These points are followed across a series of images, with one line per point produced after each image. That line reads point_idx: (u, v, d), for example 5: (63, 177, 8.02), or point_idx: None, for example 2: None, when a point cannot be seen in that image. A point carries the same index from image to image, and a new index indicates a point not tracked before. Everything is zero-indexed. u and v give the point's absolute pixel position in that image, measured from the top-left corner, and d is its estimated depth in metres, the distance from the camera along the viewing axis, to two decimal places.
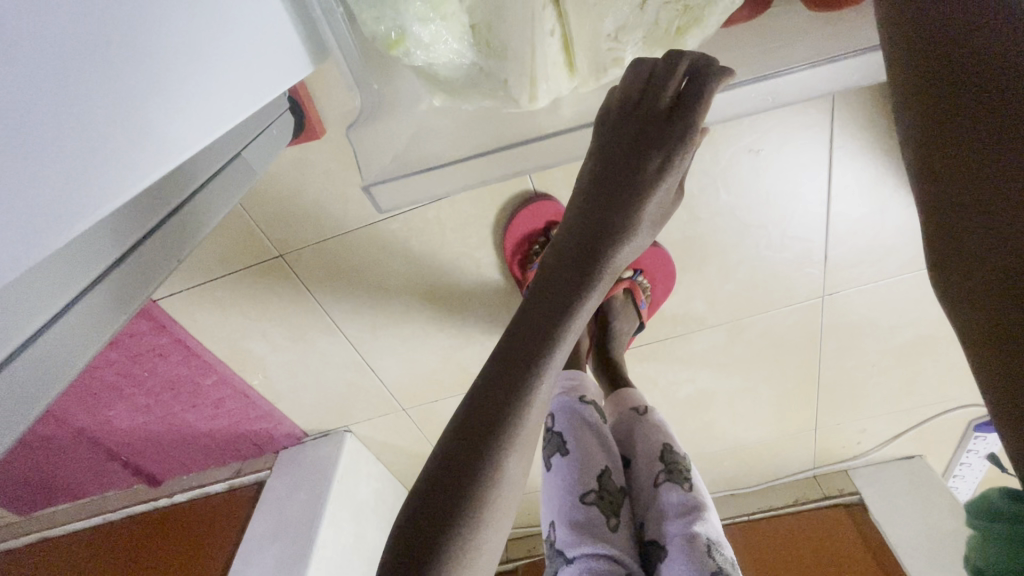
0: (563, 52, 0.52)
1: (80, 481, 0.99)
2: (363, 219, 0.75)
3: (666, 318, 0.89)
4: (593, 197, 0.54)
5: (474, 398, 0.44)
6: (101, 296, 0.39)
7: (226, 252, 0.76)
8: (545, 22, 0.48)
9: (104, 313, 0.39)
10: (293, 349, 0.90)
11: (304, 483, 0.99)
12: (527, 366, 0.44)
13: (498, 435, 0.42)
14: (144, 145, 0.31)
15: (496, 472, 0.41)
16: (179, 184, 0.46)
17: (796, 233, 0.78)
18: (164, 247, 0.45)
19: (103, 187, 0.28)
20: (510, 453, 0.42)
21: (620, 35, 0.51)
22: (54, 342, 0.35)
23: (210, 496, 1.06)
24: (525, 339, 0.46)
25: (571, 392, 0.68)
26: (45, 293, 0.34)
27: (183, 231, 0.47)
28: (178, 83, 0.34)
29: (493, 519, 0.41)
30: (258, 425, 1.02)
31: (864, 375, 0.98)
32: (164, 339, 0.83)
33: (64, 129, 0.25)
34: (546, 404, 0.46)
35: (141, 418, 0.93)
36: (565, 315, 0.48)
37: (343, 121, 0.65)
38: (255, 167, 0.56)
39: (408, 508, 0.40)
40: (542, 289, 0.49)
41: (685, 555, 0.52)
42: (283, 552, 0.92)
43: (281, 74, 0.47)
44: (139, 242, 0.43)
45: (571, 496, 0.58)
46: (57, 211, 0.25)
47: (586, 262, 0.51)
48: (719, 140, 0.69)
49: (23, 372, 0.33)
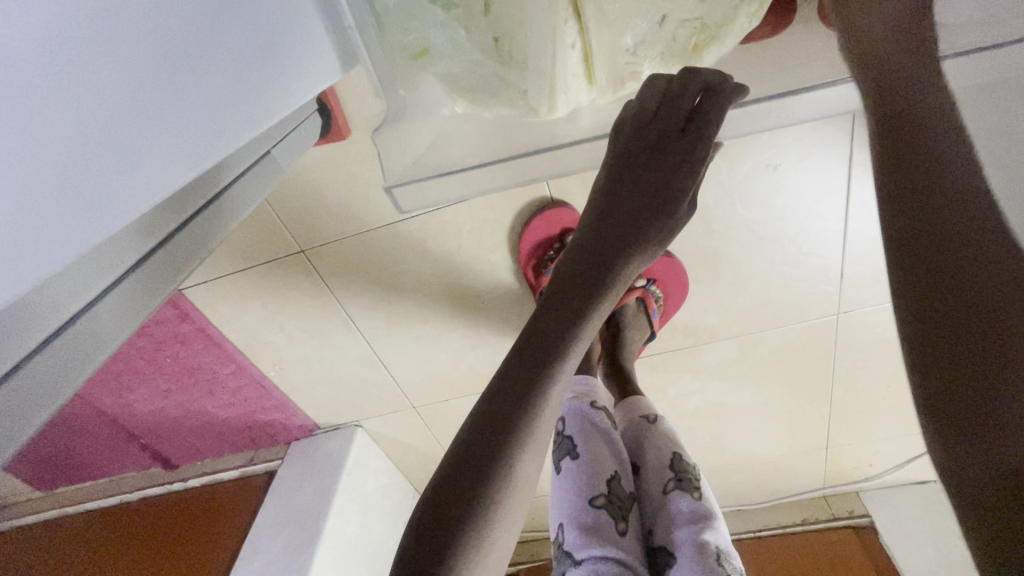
0: (582, 64, 0.52)
1: (102, 459, 1.04)
2: (384, 218, 0.77)
3: (677, 328, 0.89)
4: (606, 212, 0.56)
5: (485, 407, 0.44)
6: (127, 291, 0.41)
7: (249, 246, 0.79)
8: (566, 36, 0.49)
9: (129, 305, 0.41)
10: (309, 343, 0.92)
11: (315, 473, 1.01)
12: (538, 377, 0.45)
13: (515, 431, 0.43)
14: (180, 145, 0.32)
15: (511, 468, 0.42)
16: (202, 188, 0.47)
17: (811, 249, 0.78)
18: (190, 243, 0.47)
19: (155, 175, 0.30)
20: (519, 463, 0.43)
21: (639, 49, 0.51)
22: (84, 332, 0.37)
23: (222, 483, 1.09)
24: (536, 350, 0.47)
25: (583, 397, 0.69)
26: (73, 286, 0.35)
27: (209, 228, 0.49)
28: (223, 84, 0.36)
29: (503, 529, 0.42)
30: (272, 415, 1.04)
31: (878, 396, 0.97)
32: (186, 327, 0.87)
33: (100, 132, 0.26)
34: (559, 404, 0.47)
35: (160, 402, 0.97)
36: (576, 325, 0.49)
37: (367, 121, 0.67)
38: (283, 165, 0.58)
39: (418, 516, 0.40)
40: (554, 298, 0.50)
41: (695, 561, 0.53)
42: (290, 541, 0.93)
43: (309, 83, 0.48)
44: (167, 237, 0.45)
45: (581, 499, 0.59)
46: (93, 207, 0.26)
47: (602, 268, 0.52)
48: (737, 154, 0.69)
49: (55, 359, 0.34)
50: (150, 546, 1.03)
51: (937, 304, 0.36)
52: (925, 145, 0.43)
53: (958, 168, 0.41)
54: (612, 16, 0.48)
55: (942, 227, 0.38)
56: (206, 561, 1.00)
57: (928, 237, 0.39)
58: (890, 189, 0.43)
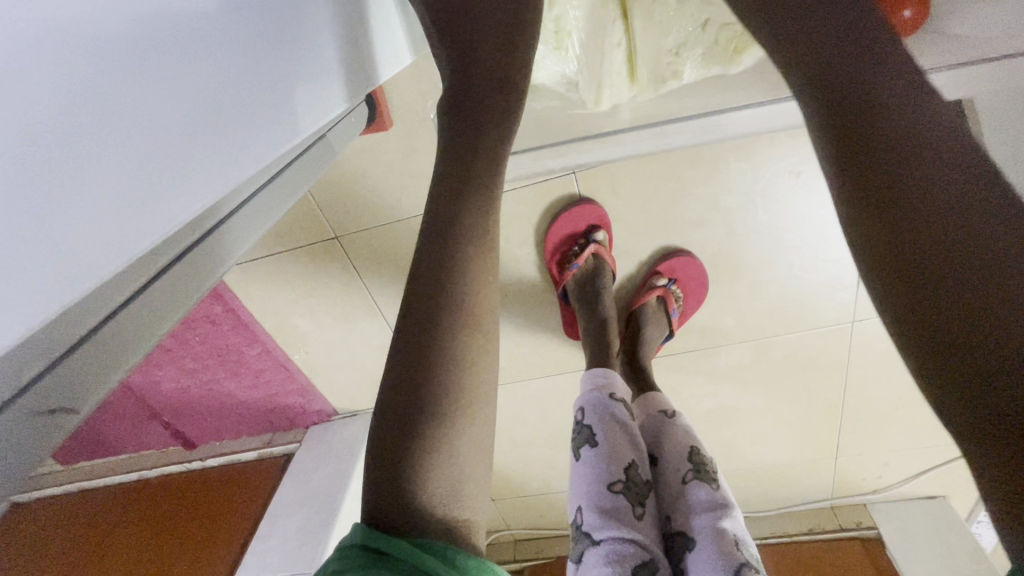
0: (627, 64, 0.59)
1: (126, 435, 1.07)
2: (417, 208, 0.80)
3: (694, 329, 0.91)
4: (459, 92, 0.52)
5: (402, 353, 0.42)
6: (175, 282, 0.31)
7: (287, 230, 0.83)
8: (613, 35, 0.57)
9: (173, 298, 0.31)
10: (335, 328, 0.95)
11: (331, 457, 1.03)
12: (442, 301, 0.43)
13: (421, 366, 0.41)
14: (261, 132, 0.35)
15: (432, 400, 0.40)
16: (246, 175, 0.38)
17: (829, 256, 0.80)
18: (241, 225, 0.38)
19: (244, 159, 0.33)
20: (449, 393, 0.41)
21: (681, 50, 0.56)
22: (117, 330, 0.27)
23: (241, 463, 1.10)
24: (429, 270, 0.44)
25: (602, 389, 0.71)
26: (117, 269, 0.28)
27: (265, 209, 0.41)
28: (291, 85, 0.40)
29: (464, 476, 0.40)
30: (292, 399, 1.07)
31: (889, 406, 0.98)
32: (218, 307, 0.90)
33: (191, 111, 0.29)
34: (460, 311, 0.44)
35: (185, 381, 1.00)
36: (459, 222, 0.45)
37: (410, 116, 0.71)
38: (334, 149, 0.55)
39: (372, 481, 0.38)
40: (437, 197, 0.46)
41: (714, 546, 0.54)
42: (307, 520, 0.95)
43: (357, 83, 0.52)
44: (223, 217, 0.37)
45: (600, 485, 0.61)
46: (190, 178, 0.29)
47: (468, 151, 0.48)
48: (760, 160, 0.72)
49: (82, 362, 0.25)
50: (163, 526, 1.02)
51: (935, 300, 0.31)
52: (874, 105, 0.37)
53: (924, 117, 0.36)
54: (659, 18, 0.55)
55: (905, 197, 0.34)
56: (218, 545, 0.99)
57: (894, 207, 0.34)
58: (846, 147, 0.37)
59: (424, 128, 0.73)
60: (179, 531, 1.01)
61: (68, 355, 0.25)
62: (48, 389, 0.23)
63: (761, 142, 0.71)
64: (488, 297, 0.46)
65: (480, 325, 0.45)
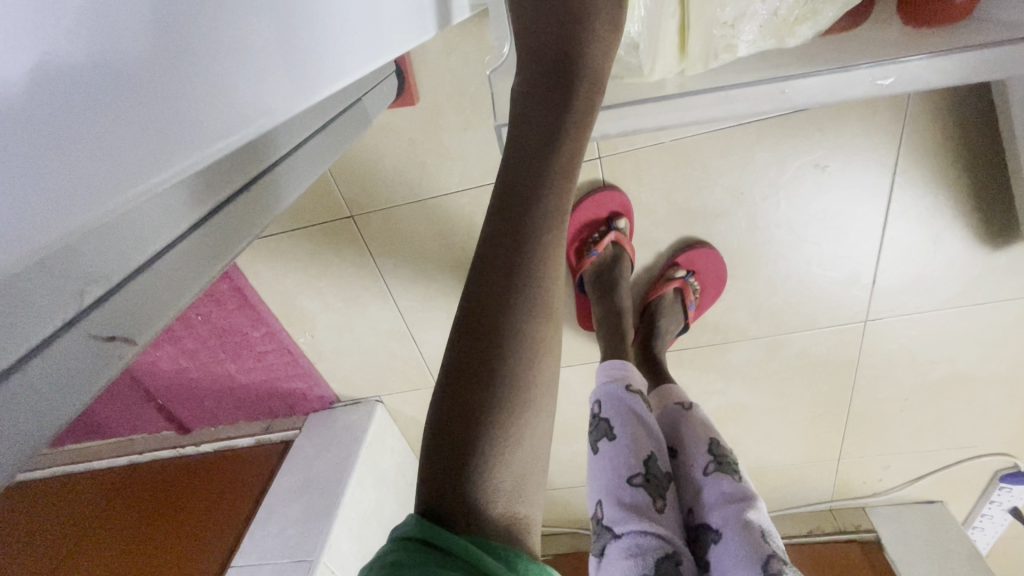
0: (679, 35, 0.55)
1: (119, 417, 1.05)
2: (437, 189, 0.78)
3: (708, 323, 0.91)
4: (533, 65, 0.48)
5: (463, 346, 0.40)
6: (207, 240, 0.29)
7: (302, 208, 0.82)
8: (668, 5, 0.53)
9: (204, 257, 0.28)
10: (344, 311, 0.93)
11: (333, 444, 1.00)
12: (512, 299, 0.41)
13: (488, 363, 0.40)
14: (319, 57, 0.31)
15: (499, 398, 0.39)
16: (284, 130, 0.35)
17: (847, 253, 0.80)
18: (268, 191, 0.35)
19: (298, 82, 0.29)
20: (515, 391, 0.40)
21: (738, 23, 0.53)
22: (161, 279, 0.25)
23: (237, 450, 1.07)
24: (499, 264, 0.42)
25: (618, 381, 0.68)
26: (164, 215, 0.25)
27: (293, 173, 0.38)
28: (361, 20, 0.36)
29: (525, 475, 0.39)
30: (293, 384, 1.04)
31: (894, 409, 0.99)
32: (225, 285, 0.88)
33: (250, 19, 0.25)
34: (534, 308, 0.42)
35: (185, 362, 0.97)
36: (534, 218, 0.43)
37: (438, 92, 0.70)
38: (369, 115, 0.54)
39: (424, 476, 0.37)
40: (506, 189, 0.44)
41: (741, 539, 0.53)
42: (309, 507, 0.92)
43: (424, 16, 0.48)
44: (255, 179, 0.33)
45: (619, 478, 0.59)
46: (240, 99, 0.25)
47: (546, 136, 0.45)
48: (785, 153, 0.73)
49: (125, 305, 0.23)
50: (147, 513, 0.97)
51: None
52: None
53: None
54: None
55: None
56: (205, 550, 0.92)
57: None
58: None
59: (451, 105, 0.71)
60: (164, 519, 0.96)
61: (112, 300, 0.22)
62: (106, 317, 0.22)
63: (788, 135, 0.72)
64: (557, 295, 0.44)
65: (550, 326, 0.43)
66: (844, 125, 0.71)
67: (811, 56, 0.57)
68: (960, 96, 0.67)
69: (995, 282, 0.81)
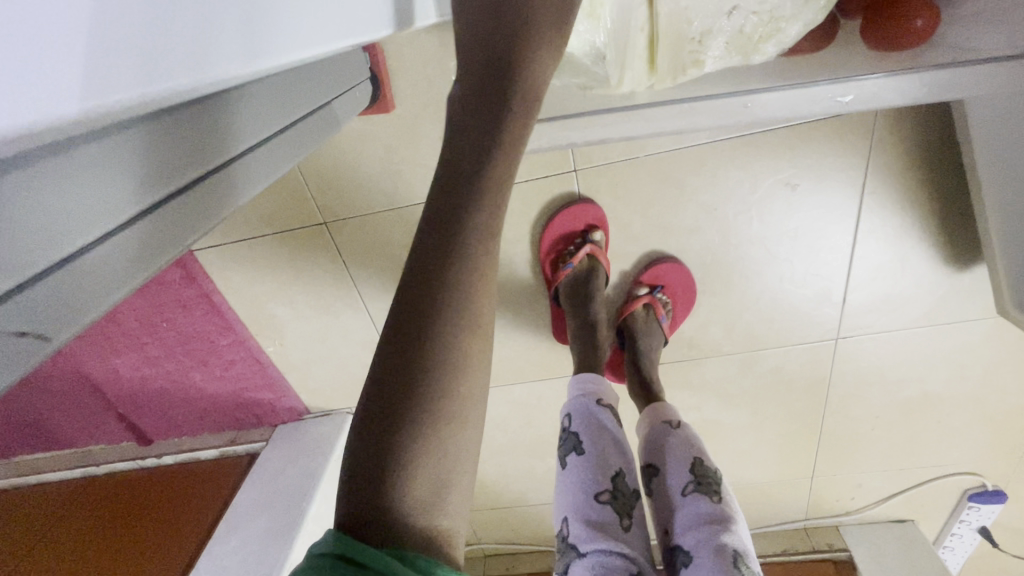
0: (647, 48, 0.56)
1: (75, 429, 1.00)
2: (413, 198, 0.78)
3: (683, 338, 0.91)
4: (476, 63, 0.47)
5: (393, 353, 0.39)
6: (143, 235, 0.27)
7: (273, 213, 0.80)
8: (637, 17, 0.54)
9: (138, 253, 0.27)
10: (315, 319, 0.91)
11: (299, 457, 0.97)
12: (441, 303, 0.40)
13: (415, 371, 0.39)
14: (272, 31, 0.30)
15: (428, 407, 0.38)
16: (241, 131, 0.35)
17: (818, 271, 0.81)
18: (221, 190, 0.34)
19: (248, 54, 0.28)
20: (443, 401, 0.39)
21: (704, 39, 0.54)
22: (85, 274, 0.24)
23: (200, 462, 1.03)
24: (431, 270, 0.41)
25: (589, 395, 0.68)
26: (96, 205, 0.24)
27: (252, 170, 0.37)
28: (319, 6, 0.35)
29: (454, 485, 0.38)
30: (261, 394, 1.01)
31: (866, 427, 1.00)
32: (191, 291, 0.86)
33: None
34: (465, 312, 0.41)
35: (148, 370, 0.94)
36: (467, 221, 0.42)
37: (414, 100, 0.70)
38: (340, 119, 0.54)
39: (345, 487, 0.36)
40: (441, 192, 0.43)
41: (714, 562, 0.53)
42: (271, 523, 0.88)
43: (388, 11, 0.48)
44: (206, 175, 0.32)
45: (586, 495, 0.58)
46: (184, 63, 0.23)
47: (483, 139, 0.44)
48: (757, 171, 0.74)
49: (40, 300, 0.22)
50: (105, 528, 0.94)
51: None
52: None
53: None
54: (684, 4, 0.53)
55: None
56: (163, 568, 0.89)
57: None
58: None
59: (427, 114, 0.71)
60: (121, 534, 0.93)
61: (26, 294, 0.21)
62: (16, 311, 0.20)
63: (759, 155, 0.73)
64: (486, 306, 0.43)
65: (481, 331, 0.42)
66: (814, 146, 0.72)
67: (778, 75, 0.59)
68: (922, 120, 0.69)
69: (960, 302, 0.83)
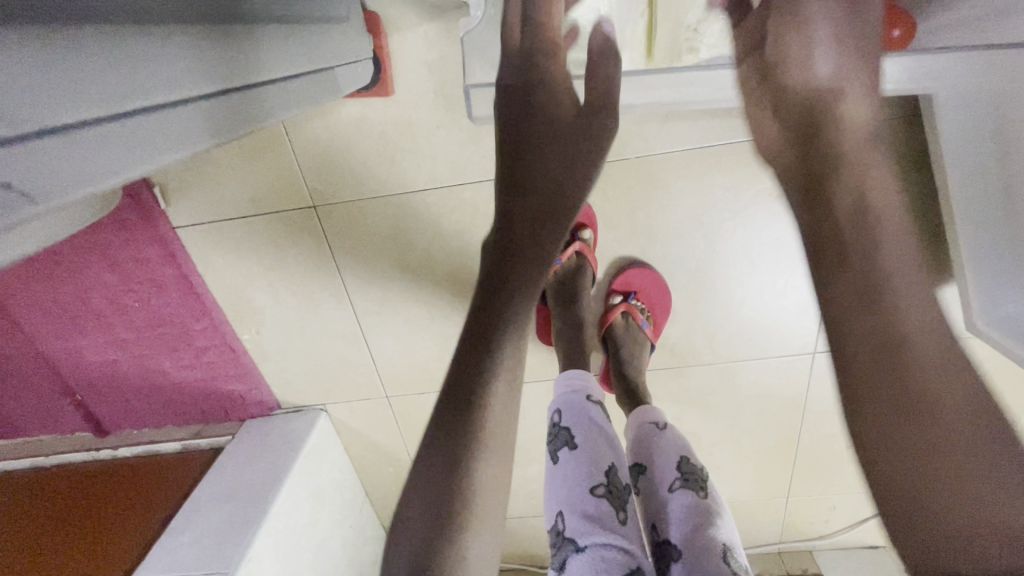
0: (646, 34, 0.61)
1: (29, 414, 0.95)
2: (405, 186, 0.78)
3: (666, 345, 0.91)
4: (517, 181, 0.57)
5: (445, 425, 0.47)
6: (154, 127, 0.33)
7: (262, 193, 0.79)
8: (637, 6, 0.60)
9: (148, 142, 0.33)
10: (295, 307, 0.89)
11: (267, 452, 0.93)
12: (485, 384, 0.48)
13: (463, 442, 0.46)
14: None
15: (472, 470, 0.46)
16: (250, 67, 0.42)
17: (797, 283, 0.83)
18: (218, 114, 0.40)
19: None
20: (487, 479, 0.47)
21: (700, 27, 0.59)
22: (109, 142, 0.30)
23: (160, 456, 0.98)
24: (477, 355, 0.49)
25: (581, 391, 0.67)
26: (127, 86, 0.30)
27: (249, 107, 0.44)
28: None
29: (489, 536, 0.46)
30: (232, 385, 0.97)
31: (841, 446, 1.00)
32: (168, 270, 0.84)
33: None
34: (504, 394, 0.50)
35: (113, 353, 0.91)
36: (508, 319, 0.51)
37: (413, 87, 0.71)
38: (340, 88, 0.60)
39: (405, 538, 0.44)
40: (488, 294, 0.52)
41: (705, 554, 0.52)
42: (230, 517, 0.83)
43: None
44: (211, 95, 0.38)
45: (581, 488, 0.57)
46: None
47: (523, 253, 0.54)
48: (743, 180, 0.76)
49: (74, 147, 0.27)
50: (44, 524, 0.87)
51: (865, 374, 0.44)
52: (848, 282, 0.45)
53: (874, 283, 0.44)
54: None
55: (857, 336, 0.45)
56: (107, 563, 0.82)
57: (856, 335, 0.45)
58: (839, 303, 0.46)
59: (425, 102, 0.72)
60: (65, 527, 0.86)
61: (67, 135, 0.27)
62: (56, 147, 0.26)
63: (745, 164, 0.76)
64: (514, 402, 0.51)
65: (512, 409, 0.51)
66: None
67: None
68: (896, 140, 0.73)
69: None
